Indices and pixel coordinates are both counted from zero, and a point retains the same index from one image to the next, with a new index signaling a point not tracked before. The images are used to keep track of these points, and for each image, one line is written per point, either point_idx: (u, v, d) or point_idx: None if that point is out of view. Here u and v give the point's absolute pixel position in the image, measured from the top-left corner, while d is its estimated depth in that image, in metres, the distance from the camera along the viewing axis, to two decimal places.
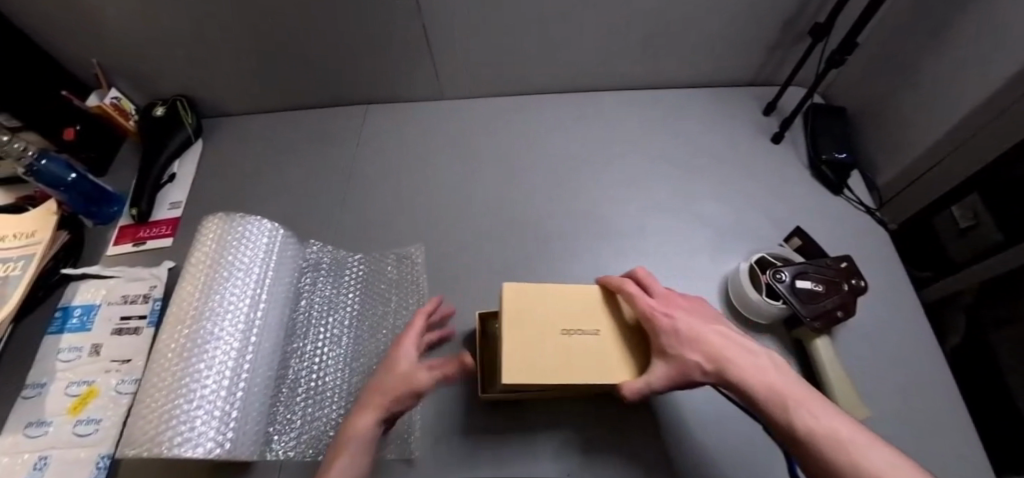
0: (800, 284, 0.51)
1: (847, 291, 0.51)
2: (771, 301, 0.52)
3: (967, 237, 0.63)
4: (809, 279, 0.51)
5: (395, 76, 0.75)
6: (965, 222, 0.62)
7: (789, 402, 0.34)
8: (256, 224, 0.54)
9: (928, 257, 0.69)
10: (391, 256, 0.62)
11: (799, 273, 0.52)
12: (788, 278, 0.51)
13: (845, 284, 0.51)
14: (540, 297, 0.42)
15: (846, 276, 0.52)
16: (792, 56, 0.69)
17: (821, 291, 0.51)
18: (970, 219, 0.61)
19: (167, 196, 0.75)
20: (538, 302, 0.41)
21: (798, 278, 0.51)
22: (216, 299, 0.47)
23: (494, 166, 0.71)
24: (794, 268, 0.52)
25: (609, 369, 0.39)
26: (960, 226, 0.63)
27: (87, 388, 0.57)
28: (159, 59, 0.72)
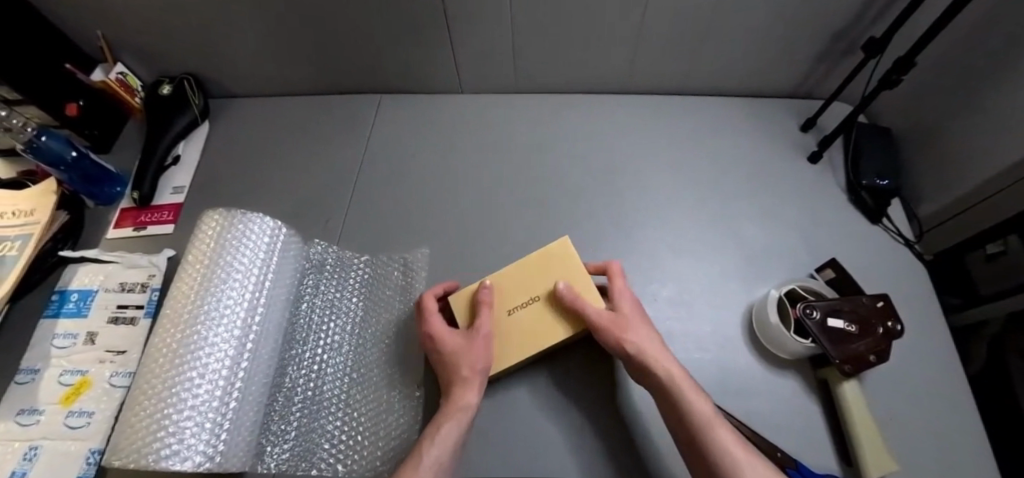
0: (831, 323, 0.48)
1: (882, 334, 0.47)
2: (799, 338, 0.49)
3: (996, 262, 0.59)
4: (842, 318, 0.48)
5: (412, 66, 0.71)
6: (994, 249, 0.58)
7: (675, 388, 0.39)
8: (258, 221, 0.51)
9: (955, 282, 0.65)
10: (398, 261, 0.59)
11: (831, 311, 0.48)
12: (819, 316, 0.48)
13: (880, 326, 0.48)
14: (560, 272, 0.49)
15: (883, 317, 0.48)
16: (839, 70, 0.64)
17: (853, 332, 0.47)
18: (998, 245, 0.58)
19: (171, 180, 0.72)
20: (556, 273, 0.49)
21: (830, 316, 0.48)
22: (211, 302, 0.45)
23: (513, 168, 0.67)
24: (826, 306, 0.48)
25: (504, 346, 0.47)
26: (988, 252, 0.59)
27: (81, 378, 0.55)
28: (167, 36, 0.68)
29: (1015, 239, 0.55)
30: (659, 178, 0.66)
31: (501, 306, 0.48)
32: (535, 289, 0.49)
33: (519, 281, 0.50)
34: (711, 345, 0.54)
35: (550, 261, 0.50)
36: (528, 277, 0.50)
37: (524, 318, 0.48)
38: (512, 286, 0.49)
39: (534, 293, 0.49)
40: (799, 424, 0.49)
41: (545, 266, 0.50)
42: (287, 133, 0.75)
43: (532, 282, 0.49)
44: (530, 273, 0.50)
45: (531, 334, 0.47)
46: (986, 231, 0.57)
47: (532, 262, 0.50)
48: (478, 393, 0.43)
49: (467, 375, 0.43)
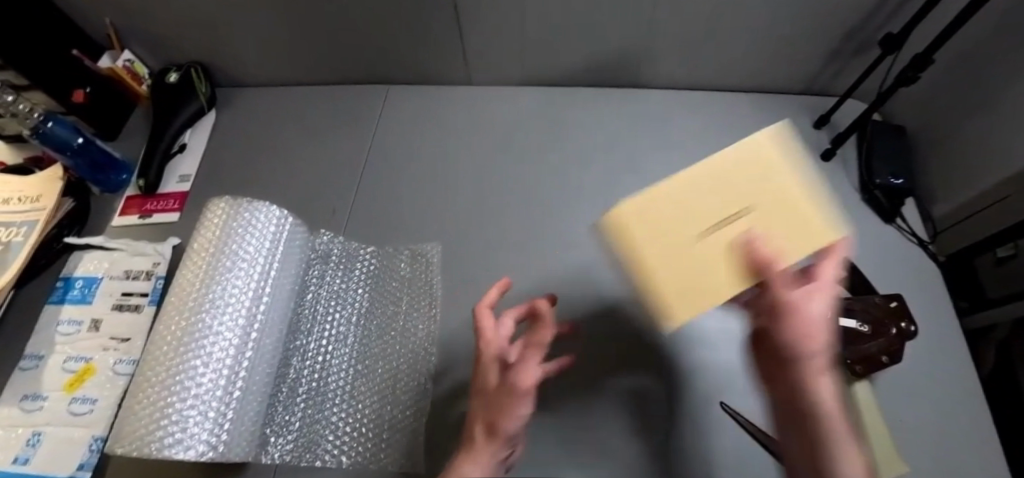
0: (844, 323, 0.47)
1: (896, 334, 0.46)
2: None
3: (1004, 267, 0.58)
4: (855, 318, 0.47)
5: (420, 57, 0.70)
6: (1005, 252, 0.57)
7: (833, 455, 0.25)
8: (264, 210, 0.50)
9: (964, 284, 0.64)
10: (404, 253, 0.59)
11: (844, 310, 0.47)
12: None
13: (894, 327, 0.47)
14: (760, 174, 0.31)
15: (897, 317, 0.47)
16: (853, 67, 0.63)
17: (866, 332, 0.47)
18: (1009, 248, 0.56)
19: (176, 168, 0.72)
20: (754, 174, 0.31)
21: (843, 316, 0.47)
22: (216, 291, 0.45)
23: (521, 161, 0.67)
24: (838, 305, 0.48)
25: (694, 277, 0.29)
26: (999, 254, 0.58)
27: (85, 365, 0.55)
28: (174, 23, 0.68)
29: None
30: (668, 174, 0.65)
31: (685, 225, 0.30)
32: (733, 195, 0.31)
33: (712, 191, 0.31)
34: None
35: (751, 162, 0.32)
36: (716, 183, 0.31)
37: (733, 238, 0.29)
38: (698, 197, 0.31)
39: (739, 201, 0.30)
40: None
41: (745, 165, 0.32)
42: (293, 123, 0.75)
43: (728, 190, 0.31)
44: (721, 177, 0.31)
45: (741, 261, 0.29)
46: (998, 234, 0.56)
47: (722, 165, 0.32)
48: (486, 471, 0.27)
49: (511, 425, 0.29)
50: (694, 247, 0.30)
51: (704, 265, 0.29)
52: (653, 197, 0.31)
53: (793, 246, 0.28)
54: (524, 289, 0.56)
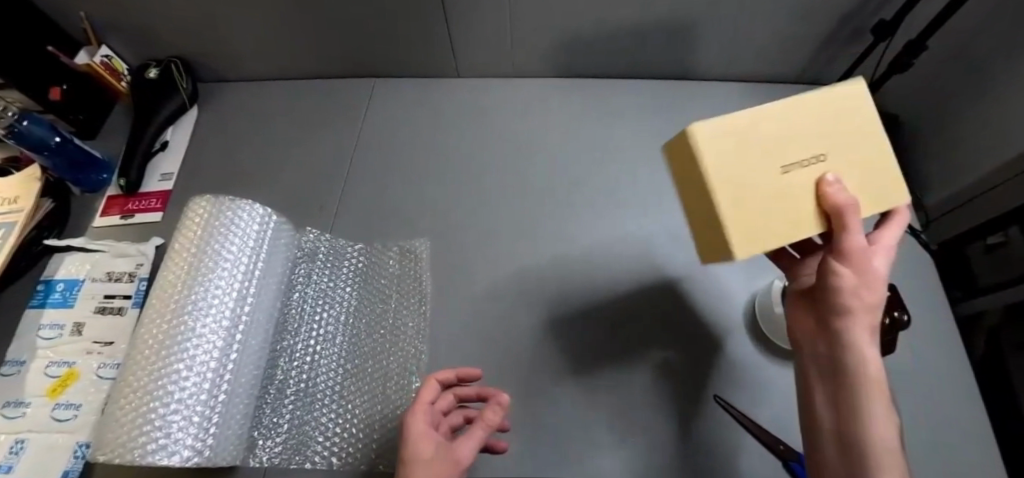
0: None
1: (888, 326, 0.47)
2: None
3: (995, 254, 0.58)
4: None
5: (407, 50, 0.68)
6: (994, 239, 0.57)
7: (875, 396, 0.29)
8: (247, 209, 0.49)
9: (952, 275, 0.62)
10: (393, 249, 0.58)
11: None
12: None
13: (886, 317, 0.47)
14: (842, 123, 0.31)
15: (889, 308, 0.47)
16: (846, 55, 0.62)
17: None
18: (999, 235, 0.56)
19: (159, 166, 0.70)
20: (834, 127, 0.31)
21: None
22: (199, 292, 0.44)
23: (512, 155, 0.66)
24: None
25: (768, 218, 0.29)
26: (989, 242, 0.58)
27: (67, 370, 0.54)
28: (152, 17, 0.66)
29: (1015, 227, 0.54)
30: (661, 166, 0.64)
31: (766, 157, 0.29)
32: (813, 140, 0.30)
33: (793, 131, 0.30)
34: (713, 336, 0.53)
35: (842, 106, 0.31)
36: (801, 125, 0.30)
37: (801, 186, 0.30)
38: (776, 128, 0.29)
39: (815, 146, 0.30)
40: None
41: (823, 108, 0.31)
42: (278, 119, 0.73)
43: (810, 133, 0.30)
44: (805, 118, 0.30)
45: (800, 208, 0.30)
46: (988, 221, 0.56)
47: (809, 102, 0.30)
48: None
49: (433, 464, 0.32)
50: (773, 187, 0.29)
51: (777, 199, 0.29)
52: (727, 128, 0.28)
53: (863, 201, 0.32)
54: (515, 285, 0.55)
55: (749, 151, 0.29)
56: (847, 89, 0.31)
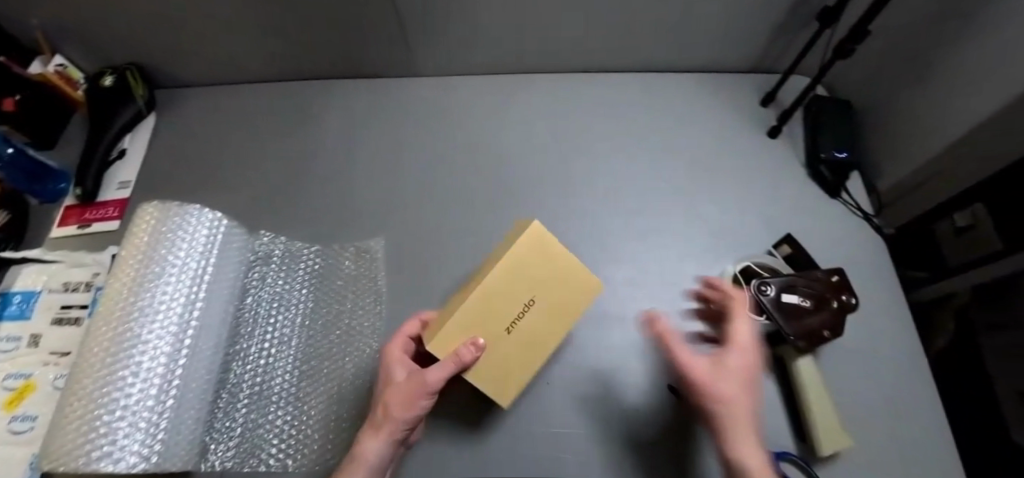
0: (787, 298, 0.47)
1: (836, 309, 0.47)
2: (755, 317, 0.48)
3: (964, 237, 0.60)
4: (796, 294, 0.47)
5: (363, 50, 0.68)
6: (963, 222, 0.59)
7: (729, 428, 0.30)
8: (196, 214, 0.49)
9: (920, 257, 0.67)
10: (350, 250, 0.58)
11: (787, 286, 0.48)
12: (774, 292, 0.47)
13: (834, 301, 0.47)
14: (548, 258, 0.41)
15: (835, 291, 0.48)
16: (796, 42, 0.63)
17: (808, 306, 0.47)
18: (969, 220, 0.58)
19: (116, 174, 0.69)
20: (546, 261, 0.41)
21: (784, 291, 0.47)
22: (145, 299, 0.44)
23: (470, 152, 0.66)
24: (781, 281, 0.48)
25: (510, 368, 0.41)
26: (957, 225, 0.60)
27: (24, 382, 0.54)
28: (102, 24, 0.65)
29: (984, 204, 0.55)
30: (618, 159, 0.65)
31: (489, 331, 0.39)
32: (536, 286, 0.40)
33: (507, 287, 0.39)
34: (666, 323, 0.53)
35: (533, 246, 0.40)
36: (519, 281, 0.40)
37: (528, 331, 0.41)
38: (507, 311, 0.40)
39: (528, 294, 0.40)
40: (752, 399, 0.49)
41: (528, 252, 0.40)
42: (237, 123, 0.73)
43: (524, 282, 0.40)
44: (529, 277, 0.40)
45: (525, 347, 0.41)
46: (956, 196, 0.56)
47: (514, 255, 0.40)
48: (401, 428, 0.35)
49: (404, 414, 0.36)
50: (503, 345, 0.40)
51: (514, 356, 0.41)
52: (476, 300, 0.39)
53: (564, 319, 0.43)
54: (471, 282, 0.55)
55: (482, 334, 0.39)
56: (528, 233, 0.40)
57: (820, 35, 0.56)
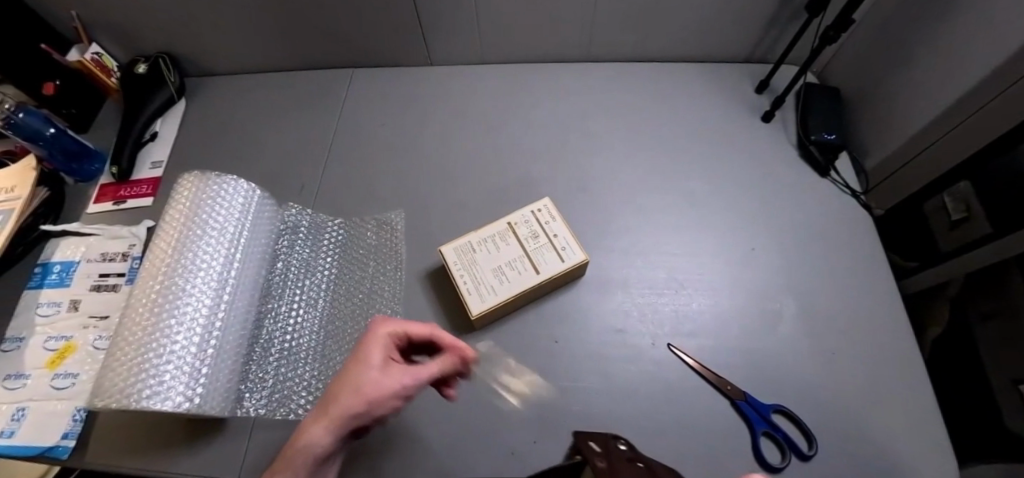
0: None
1: None
2: None
3: (959, 230, 0.63)
4: None
5: (380, 40, 0.72)
6: (958, 214, 0.63)
7: None
8: (232, 183, 0.53)
9: (919, 248, 0.71)
10: (371, 222, 0.62)
11: None
12: None
13: None
14: (566, 276, 0.53)
15: None
16: (788, 33, 0.67)
17: None
18: (963, 212, 0.62)
19: (148, 155, 0.73)
20: (563, 277, 0.53)
21: None
22: (188, 257, 0.48)
23: (481, 136, 0.70)
24: None
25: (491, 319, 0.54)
26: (954, 219, 0.64)
27: (66, 343, 0.57)
28: (137, 13, 0.69)
29: (969, 189, 0.59)
30: (620, 141, 0.69)
31: (502, 310, 0.51)
32: (546, 286, 0.52)
33: (532, 290, 0.51)
34: (666, 290, 0.57)
35: (567, 274, 0.51)
36: (542, 285, 0.51)
37: (521, 304, 0.54)
38: (521, 299, 0.52)
39: (538, 290, 0.52)
40: (745, 356, 0.53)
41: (562, 275, 0.51)
42: (261, 109, 0.77)
43: (544, 286, 0.52)
44: (549, 284, 0.52)
45: (510, 311, 0.54)
46: (944, 178, 0.61)
47: (551, 275, 0.50)
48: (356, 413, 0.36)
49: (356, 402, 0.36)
50: (501, 312, 0.52)
51: (503, 314, 0.54)
52: (512, 295, 0.49)
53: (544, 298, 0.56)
54: None
55: (498, 311, 0.50)
56: (573, 268, 0.51)
57: (810, 24, 0.60)
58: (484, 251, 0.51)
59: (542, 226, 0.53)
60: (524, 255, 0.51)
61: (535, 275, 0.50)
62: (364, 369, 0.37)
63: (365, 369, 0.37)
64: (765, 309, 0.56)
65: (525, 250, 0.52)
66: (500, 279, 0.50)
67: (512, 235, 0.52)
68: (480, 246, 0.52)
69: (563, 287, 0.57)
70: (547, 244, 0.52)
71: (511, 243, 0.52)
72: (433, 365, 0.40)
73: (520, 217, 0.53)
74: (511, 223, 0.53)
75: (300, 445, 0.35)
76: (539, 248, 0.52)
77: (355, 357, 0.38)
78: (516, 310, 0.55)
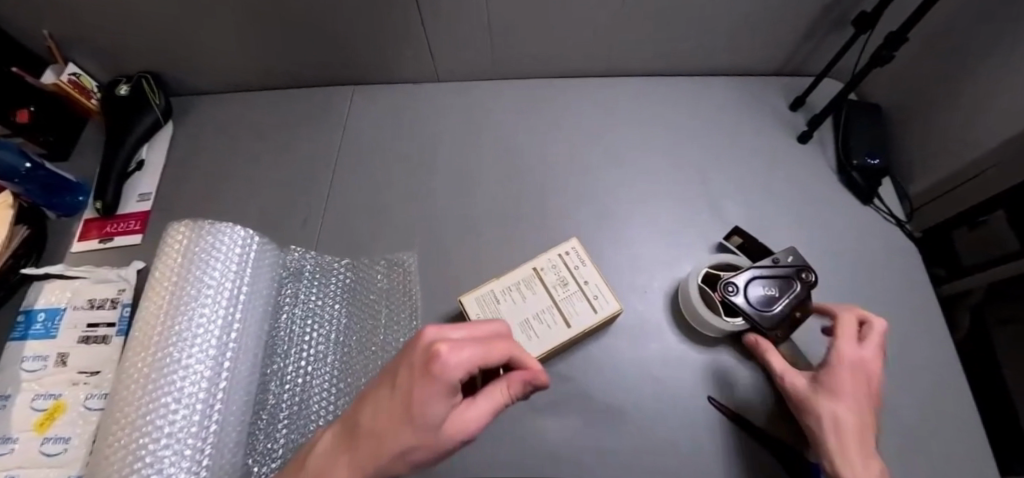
0: (752, 292, 0.47)
1: (802, 288, 0.47)
2: (729, 318, 0.48)
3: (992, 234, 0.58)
4: (761, 284, 0.47)
5: (383, 57, 0.67)
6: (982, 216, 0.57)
7: (849, 443, 0.35)
8: (228, 231, 0.48)
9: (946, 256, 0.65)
10: (381, 263, 0.57)
11: (751, 279, 0.47)
12: (739, 289, 0.47)
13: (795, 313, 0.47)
14: (600, 326, 0.49)
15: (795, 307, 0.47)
16: (825, 46, 0.62)
17: (775, 295, 0.47)
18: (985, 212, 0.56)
19: (135, 186, 0.68)
20: (597, 328, 0.49)
21: (749, 285, 0.47)
22: (183, 321, 0.43)
23: (496, 160, 0.65)
24: (745, 275, 0.47)
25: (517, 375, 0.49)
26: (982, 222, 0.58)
27: (54, 403, 0.53)
28: (113, 32, 0.63)
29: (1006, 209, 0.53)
30: (645, 164, 0.64)
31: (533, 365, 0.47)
32: (579, 338, 0.48)
33: (563, 344, 0.47)
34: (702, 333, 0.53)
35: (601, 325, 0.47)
36: (574, 338, 0.47)
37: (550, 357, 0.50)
38: (551, 353, 0.48)
39: (569, 343, 0.48)
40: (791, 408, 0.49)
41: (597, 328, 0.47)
42: (257, 132, 0.72)
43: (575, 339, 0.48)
44: (581, 336, 0.48)
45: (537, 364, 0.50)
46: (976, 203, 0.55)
47: (584, 329, 0.46)
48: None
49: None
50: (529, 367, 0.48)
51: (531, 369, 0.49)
52: (545, 353, 0.45)
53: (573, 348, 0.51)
54: None
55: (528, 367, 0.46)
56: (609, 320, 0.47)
57: (855, 39, 0.55)
58: (509, 301, 0.47)
59: (571, 271, 0.48)
60: (554, 305, 0.47)
61: (569, 329, 0.46)
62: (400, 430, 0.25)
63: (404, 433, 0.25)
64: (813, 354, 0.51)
65: (554, 300, 0.47)
66: (529, 335, 0.45)
67: (539, 283, 0.48)
68: (504, 296, 0.47)
69: (593, 334, 0.52)
70: (577, 291, 0.48)
71: (537, 290, 0.47)
72: (485, 403, 0.29)
73: (547, 261, 0.49)
74: (537, 268, 0.49)
75: (445, 393, 0.25)
76: (569, 297, 0.47)
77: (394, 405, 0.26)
78: (545, 362, 0.50)
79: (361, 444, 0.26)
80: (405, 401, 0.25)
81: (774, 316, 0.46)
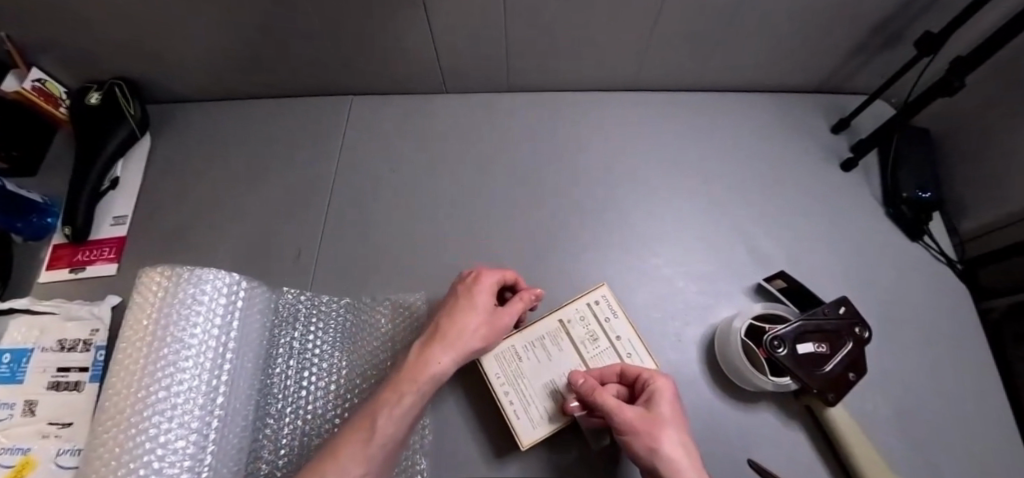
0: (802, 349, 0.42)
1: (854, 346, 0.43)
2: (775, 378, 0.43)
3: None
4: (811, 341, 0.42)
5: (383, 67, 0.60)
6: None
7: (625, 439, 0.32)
8: (210, 279, 0.42)
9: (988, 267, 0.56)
10: (385, 303, 0.52)
11: (800, 335, 0.42)
12: (789, 346, 0.42)
13: (849, 372, 0.42)
14: None
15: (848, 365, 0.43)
16: (872, 65, 0.57)
17: (825, 352, 0.42)
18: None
19: (109, 208, 0.62)
20: None
21: (799, 342, 0.42)
22: (159, 391, 0.37)
23: (510, 183, 0.59)
24: (794, 330, 0.42)
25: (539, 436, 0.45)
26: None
27: (22, 459, 0.46)
28: (78, 36, 0.56)
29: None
30: (673, 190, 0.59)
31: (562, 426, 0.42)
32: None
33: None
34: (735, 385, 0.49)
35: None
36: None
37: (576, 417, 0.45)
38: None
39: None
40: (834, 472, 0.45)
41: None
42: (244, 147, 0.65)
43: None
44: None
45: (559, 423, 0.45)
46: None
47: None
48: (449, 364, 0.39)
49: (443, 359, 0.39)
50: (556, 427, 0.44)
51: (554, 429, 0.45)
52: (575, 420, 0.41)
53: None
54: None
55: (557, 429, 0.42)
56: None
57: (915, 61, 0.49)
58: (533, 360, 0.42)
59: (600, 324, 0.44)
60: (583, 364, 0.42)
61: None
62: (470, 313, 0.42)
63: (474, 314, 0.42)
64: (859, 413, 0.47)
65: (583, 358, 0.42)
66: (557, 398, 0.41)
67: (566, 337, 0.43)
68: (527, 354, 0.43)
69: None
70: (608, 348, 0.43)
71: (563, 347, 0.43)
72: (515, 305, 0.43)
73: (573, 312, 0.44)
74: (563, 320, 0.44)
75: (484, 288, 0.43)
76: (599, 355, 0.43)
77: (465, 305, 0.42)
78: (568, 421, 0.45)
79: (449, 335, 0.41)
80: (469, 307, 0.42)
81: (825, 376, 0.42)
